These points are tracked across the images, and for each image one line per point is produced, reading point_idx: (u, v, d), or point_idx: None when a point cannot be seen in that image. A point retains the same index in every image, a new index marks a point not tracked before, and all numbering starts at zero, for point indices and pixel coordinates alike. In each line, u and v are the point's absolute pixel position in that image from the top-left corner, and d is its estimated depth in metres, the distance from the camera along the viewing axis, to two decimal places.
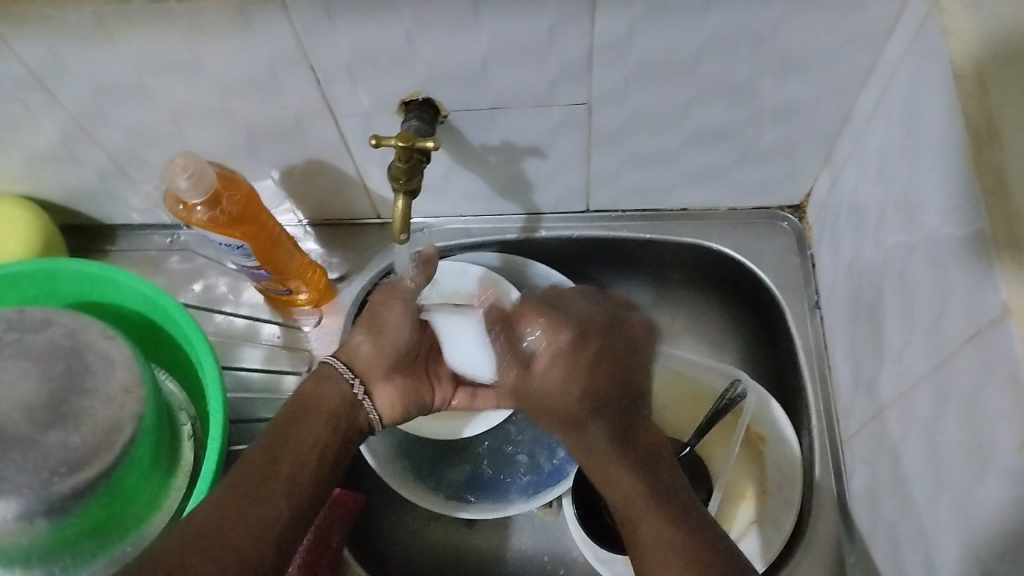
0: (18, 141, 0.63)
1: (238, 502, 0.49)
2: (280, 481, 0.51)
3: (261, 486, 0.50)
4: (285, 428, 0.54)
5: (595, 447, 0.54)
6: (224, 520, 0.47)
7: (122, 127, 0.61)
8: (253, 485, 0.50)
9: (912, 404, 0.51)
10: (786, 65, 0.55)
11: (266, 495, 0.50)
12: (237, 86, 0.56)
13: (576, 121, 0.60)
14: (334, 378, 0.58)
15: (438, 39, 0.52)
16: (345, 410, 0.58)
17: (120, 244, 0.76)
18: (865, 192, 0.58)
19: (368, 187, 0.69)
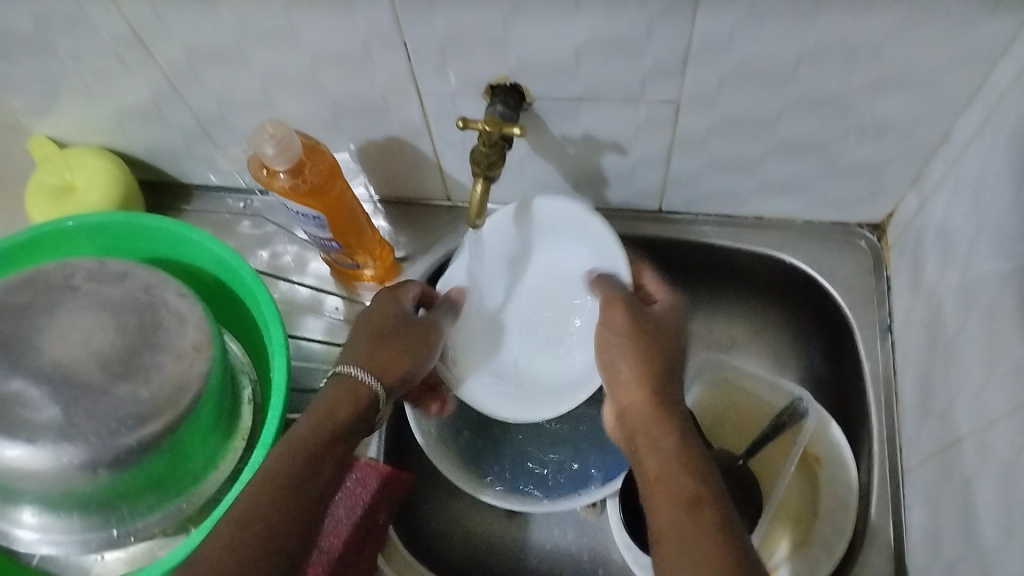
0: (111, 95, 0.64)
1: (268, 495, 0.47)
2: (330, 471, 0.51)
3: (296, 493, 0.48)
4: (322, 420, 0.53)
5: (640, 411, 0.54)
6: (251, 510, 0.46)
7: (211, 89, 0.62)
8: (286, 484, 0.48)
9: (990, 441, 0.49)
10: (887, 79, 0.53)
11: (296, 505, 0.48)
12: (328, 57, 0.56)
13: (662, 119, 0.59)
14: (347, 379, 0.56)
15: (533, 25, 0.51)
16: (369, 406, 0.56)
17: (196, 205, 0.77)
18: (957, 217, 0.56)
19: (443, 169, 0.69)
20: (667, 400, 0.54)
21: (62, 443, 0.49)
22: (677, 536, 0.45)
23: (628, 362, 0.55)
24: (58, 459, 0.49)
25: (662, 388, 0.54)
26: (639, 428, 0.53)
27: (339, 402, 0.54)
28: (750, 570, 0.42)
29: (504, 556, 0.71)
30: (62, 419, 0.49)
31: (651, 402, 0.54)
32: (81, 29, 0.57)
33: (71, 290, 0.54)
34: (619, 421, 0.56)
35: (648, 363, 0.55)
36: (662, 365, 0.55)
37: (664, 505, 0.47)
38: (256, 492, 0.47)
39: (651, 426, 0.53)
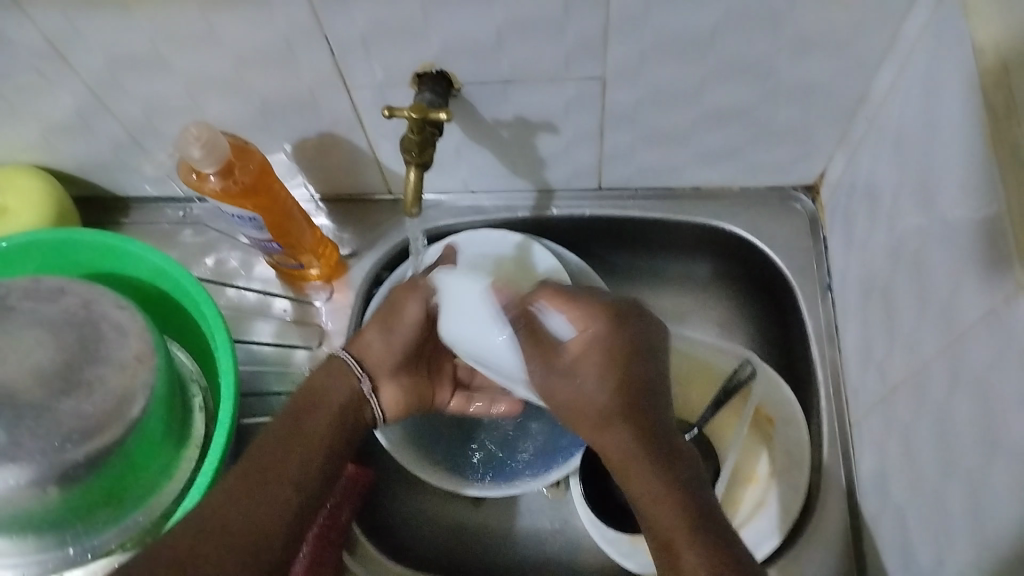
0: (34, 111, 0.63)
1: (247, 496, 0.50)
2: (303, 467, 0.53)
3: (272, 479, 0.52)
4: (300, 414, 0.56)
5: (582, 415, 0.52)
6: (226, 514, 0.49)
7: (137, 98, 0.61)
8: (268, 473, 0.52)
9: (924, 386, 0.50)
10: (803, 41, 0.54)
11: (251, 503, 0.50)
12: (251, 57, 0.56)
13: (590, 97, 0.60)
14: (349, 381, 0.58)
15: (451, 11, 0.51)
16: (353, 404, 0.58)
17: (134, 217, 0.76)
18: (881, 172, 0.58)
19: (381, 163, 0.69)
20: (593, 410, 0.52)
21: (7, 465, 0.48)
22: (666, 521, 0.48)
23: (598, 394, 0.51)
24: (5, 482, 0.49)
25: (634, 417, 0.51)
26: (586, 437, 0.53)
27: (332, 395, 0.58)
28: None
29: (474, 541, 0.71)
30: (6, 439, 0.49)
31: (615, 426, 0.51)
32: None
33: (7, 310, 0.53)
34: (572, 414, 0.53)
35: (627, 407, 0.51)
36: (636, 389, 0.51)
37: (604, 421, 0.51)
38: (230, 496, 0.50)
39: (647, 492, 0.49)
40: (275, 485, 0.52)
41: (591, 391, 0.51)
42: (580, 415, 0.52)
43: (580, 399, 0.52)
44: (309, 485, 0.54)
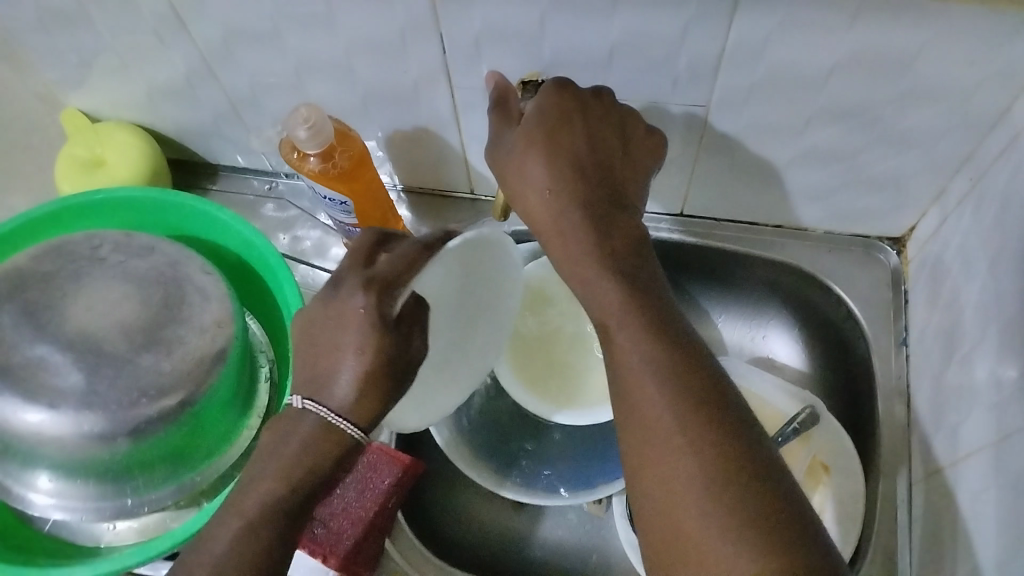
0: (144, 72, 0.65)
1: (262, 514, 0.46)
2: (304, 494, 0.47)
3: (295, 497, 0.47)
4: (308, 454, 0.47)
5: (558, 214, 0.51)
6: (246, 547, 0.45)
7: (245, 71, 0.62)
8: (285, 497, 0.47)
9: (1002, 457, 0.49)
10: (915, 94, 0.53)
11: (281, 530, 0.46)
12: (363, 45, 0.57)
13: (690, 121, 0.59)
14: (338, 441, 0.47)
15: (567, 23, 0.52)
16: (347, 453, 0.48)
17: (221, 185, 0.78)
18: (980, 235, 0.56)
19: (469, 162, 0.69)
20: (568, 205, 0.50)
21: (83, 410, 0.50)
22: (610, 315, 0.48)
23: (553, 191, 0.51)
24: (80, 427, 0.50)
25: (583, 195, 0.50)
26: (547, 230, 0.51)
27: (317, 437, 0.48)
28: (738, 458, 0.41)
29: (507, 545, 0.71)
30: (85, 387, 0.50)
31: (592, 231, 0.50)
32: (121, 5, 0.57)
33: (98, 261, 0.55)
34: (543, 229, 0.52)
35: (579, 180, 0.51)
36: (577, 178, 0.51)
37: (546, 200, 0.51)
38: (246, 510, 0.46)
39: (608, 273, 0.49)
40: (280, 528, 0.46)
41: (539, 195, 0.51)
42: (542, 225, 0.52)
43: (537, 205, 0.51)
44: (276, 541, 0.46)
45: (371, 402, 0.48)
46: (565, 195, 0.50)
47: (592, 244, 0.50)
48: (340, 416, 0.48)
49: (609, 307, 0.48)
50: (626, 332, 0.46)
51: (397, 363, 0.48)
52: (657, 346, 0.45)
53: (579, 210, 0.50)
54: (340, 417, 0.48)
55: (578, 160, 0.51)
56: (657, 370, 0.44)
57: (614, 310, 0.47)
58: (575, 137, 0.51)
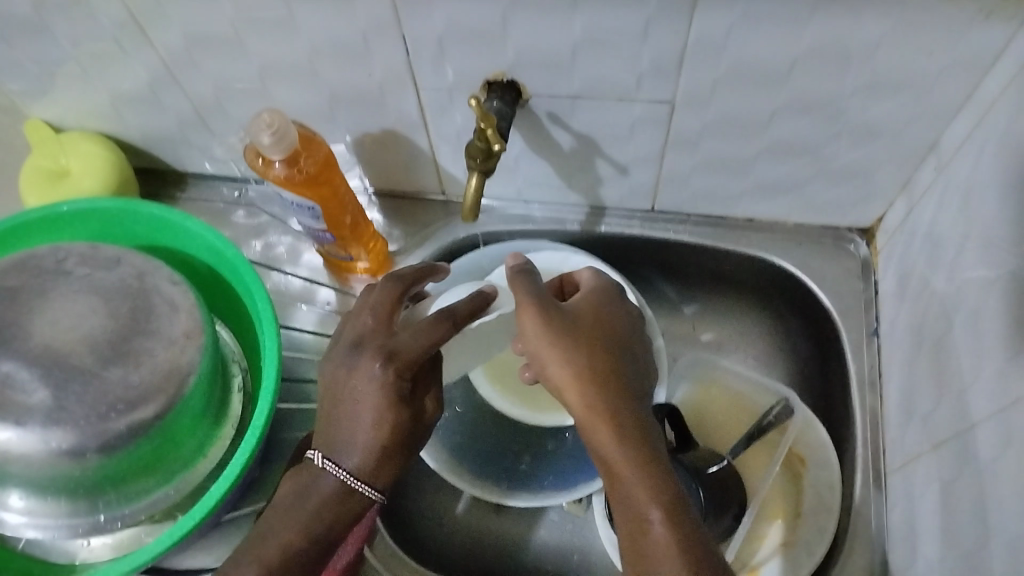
0: (106, 80, 0.64)
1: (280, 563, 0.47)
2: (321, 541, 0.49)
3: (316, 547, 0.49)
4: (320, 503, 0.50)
5: (573, 381, 0.50)
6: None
7: (209, 78, 0.62)
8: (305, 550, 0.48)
9: (971, 443, 0.49)
10: (877, 85, 0.54)
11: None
12: (327, 49, 0.56)
13: (657, 118, 0.59)
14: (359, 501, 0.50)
15: (530, 22, 0.52)
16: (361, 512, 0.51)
17: (189, 193, 0.77)
18: (945, 223, 0.57)
19: (439, 165, 0.69)
20: (585, 364, 0.50)
21: (51, 427, 0.49)
22: (621, 468, 0.47)
23: (570, 356, 0.50)
24: (48, 444, 0.49)
25: (597, 361, 0.50)
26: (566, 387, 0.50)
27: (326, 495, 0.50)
28: None
29: (489, 547, 0.71)
30: (52, 402, 0.50)
31: (609, 395, 0.49)
32: (79, 13, 0.57)
33: (63, 275, 0.54)
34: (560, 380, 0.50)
35: (589, 344, 0.51)
36: (593, 348, 0.51)
37: (564, 357, 0.50)
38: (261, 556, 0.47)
39: (621, 428, 0.48)
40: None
41: (555, 353, 0.51)
42: (565, 385, 0.50)
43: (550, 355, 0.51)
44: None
45: (388, 468, 0.52)
46: (586, 354, 0.50)
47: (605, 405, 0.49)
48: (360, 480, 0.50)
49: (618, 462, 0.47)
50: (629, 475, 0.47)
51: (406, 426, 0.51)
52: (661, 494, 0.46)
53: (598, 366, 0.50)
54: (361, 482, 0.50)
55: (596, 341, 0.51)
56: (664, 499, 0.46)
57: (620, 455, 0.47)
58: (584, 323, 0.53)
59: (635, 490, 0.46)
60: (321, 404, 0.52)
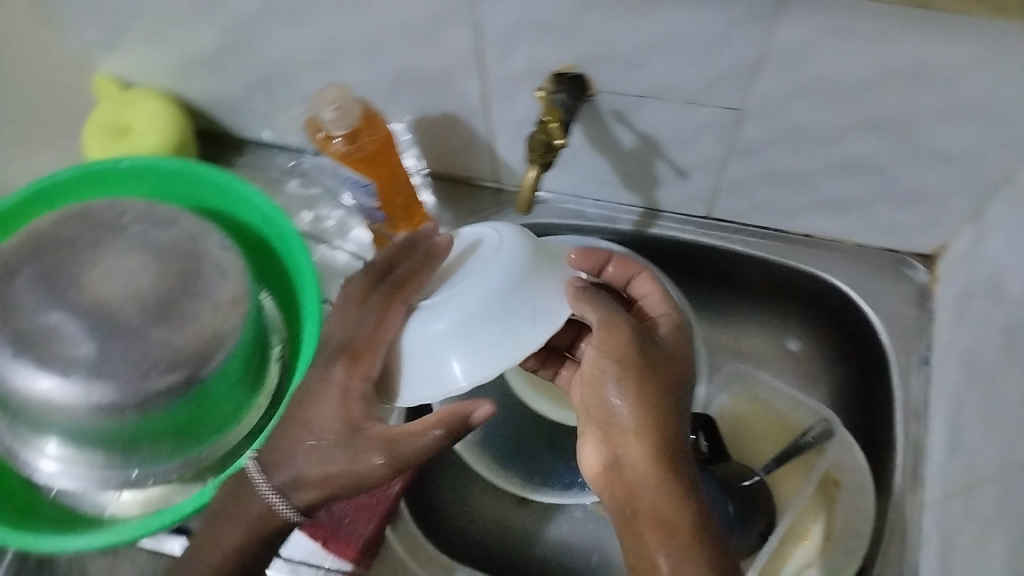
0: (175, 41, 0.64)
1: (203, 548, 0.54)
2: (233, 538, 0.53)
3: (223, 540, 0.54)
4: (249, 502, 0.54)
5: (639, 418, 0.48)
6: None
7: (276, 47, 0.62)
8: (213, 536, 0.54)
9: (1017, 489, 0.48)
10: (956, 110, 0.52)
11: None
12: (396, 28, 0.56)
13: (722, 124, 0.58)
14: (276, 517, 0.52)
15: (604, 16, 0.51)
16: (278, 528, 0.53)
17: (245, 159, 0.78)
18: (1012, 259, 0.55)
19: (495, 153, 0.68)
20: (655, 401, 0.48)
21: (93, 380, 0.50)
22: (662, 518, 0.47)
23: (637, 391, 0.48)
24: (87, 398, 0.50)
25: (666, 400, 0.48)
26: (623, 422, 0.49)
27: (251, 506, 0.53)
28: None
29: (508, 539, 0.71)
30: (96, 355, 0.50)
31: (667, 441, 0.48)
32: None
33: (117, 230, 0.55)
34: (615, 413, 0.49)
35: (663, 381, 0.49)
36: (663, 382, 0.49)
37: (632, 389, 0.48)
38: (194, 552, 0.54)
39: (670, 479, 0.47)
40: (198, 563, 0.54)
41: (618, 384, 0.49)
42: (614, 423, 0.49)
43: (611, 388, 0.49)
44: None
45: (314, 486, 0.51)
46: (660, 392, 0.48)
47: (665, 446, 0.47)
48: (280, 492, 0.52)
49: (664, 509, 0.47)
50: (667, 529, 0.46)
51: (344, 459, 0.50)
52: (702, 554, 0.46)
53: (667, 410, 0.48)
54: (277, 497, 0.52)
55: (667, 376, 0.49)
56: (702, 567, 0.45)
57: (669, 510, 0.47)
58: (668, 357, 0.50)
59: (670, 541, 0.46)
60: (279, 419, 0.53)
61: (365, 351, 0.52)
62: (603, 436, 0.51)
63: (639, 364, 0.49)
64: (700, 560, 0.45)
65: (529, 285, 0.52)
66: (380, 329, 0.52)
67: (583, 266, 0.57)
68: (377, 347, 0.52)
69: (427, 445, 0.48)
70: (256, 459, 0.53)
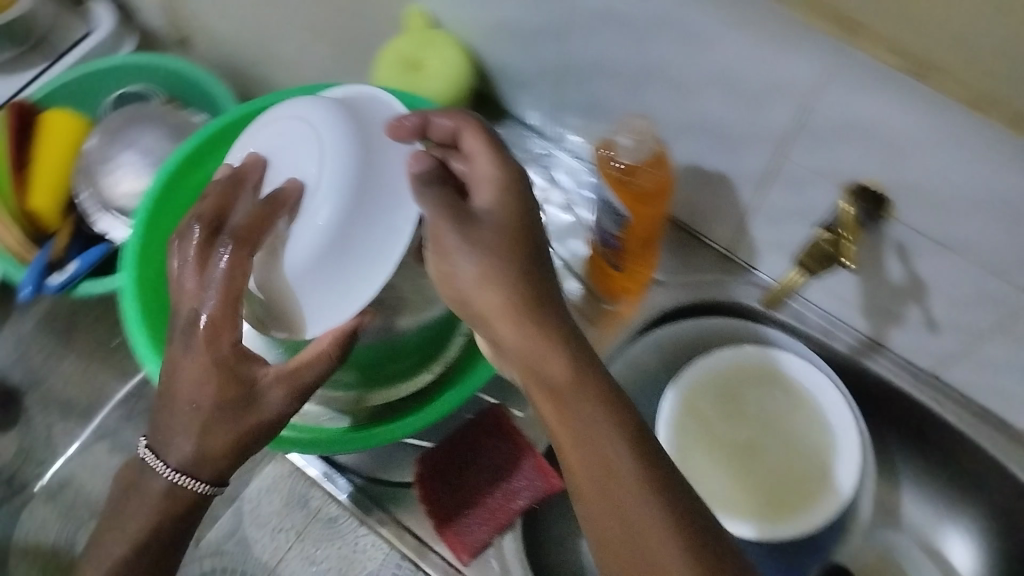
0: (497, 7, 0.65)
1: (128, 508, 0.58)
2: (148, 506, 0.57)
3: (135, 505, 0.57)
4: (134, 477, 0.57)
5: (563, 402, 0.45)
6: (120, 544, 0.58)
7: (592, 50, 0.61)
8: (131, 498, 0.58)
9: None
10: None
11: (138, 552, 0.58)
12: (725, 81, 0.55)
13: (1009, 303, 0.54)
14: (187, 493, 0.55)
15: (947, 157, 0.47)
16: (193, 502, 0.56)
17: (500, 130, 0.78)
18: None
19: (746, 226, 0.66)
20: (552, 381, 0.46)
21: None
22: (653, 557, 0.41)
23: (561, 371, 0.46)
24: None
25: (588, 394, 0.45)
26: (573, 438, 0.44)
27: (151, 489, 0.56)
28: None
29: None
30: None
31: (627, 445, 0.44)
32: None
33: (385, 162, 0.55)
34: (551, 414, 0.46)
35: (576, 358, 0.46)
36: (587, 375, 0.46)
37: (562, 391, 0.45)
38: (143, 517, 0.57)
39: (642, 513, 0.42)
40: (128, 519, 0.58)
41: (550, 372, 0.46)
42: (579, 449, 0.44)
43: (562, 413, 0.45)
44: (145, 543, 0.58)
45: (219, 460, 0.54)
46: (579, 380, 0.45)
47: (607, 454, 0.43)
48: (178, 471, 0.55)
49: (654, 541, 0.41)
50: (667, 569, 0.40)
51: (224, 412, 0.53)
52: None
53: (593, 391, 0.45)
54: (180, 471, 0.55)
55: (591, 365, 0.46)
56: None
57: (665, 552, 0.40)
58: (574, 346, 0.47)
59: None
60: (156, 398, 0.55)
61: (224, 321, 0.52)
62: (551, 414, 0.46)
63: (516, 243, 0.48)
64: (709, 551, 0.41)
65: (392, 186, 0.55)
66: (230, 277, 0.52)
67: (401, 136, 0.54)
68: (232, 310, 0.52)
69: (320, 357, 0.54)
70: (150, 446, 0.56)
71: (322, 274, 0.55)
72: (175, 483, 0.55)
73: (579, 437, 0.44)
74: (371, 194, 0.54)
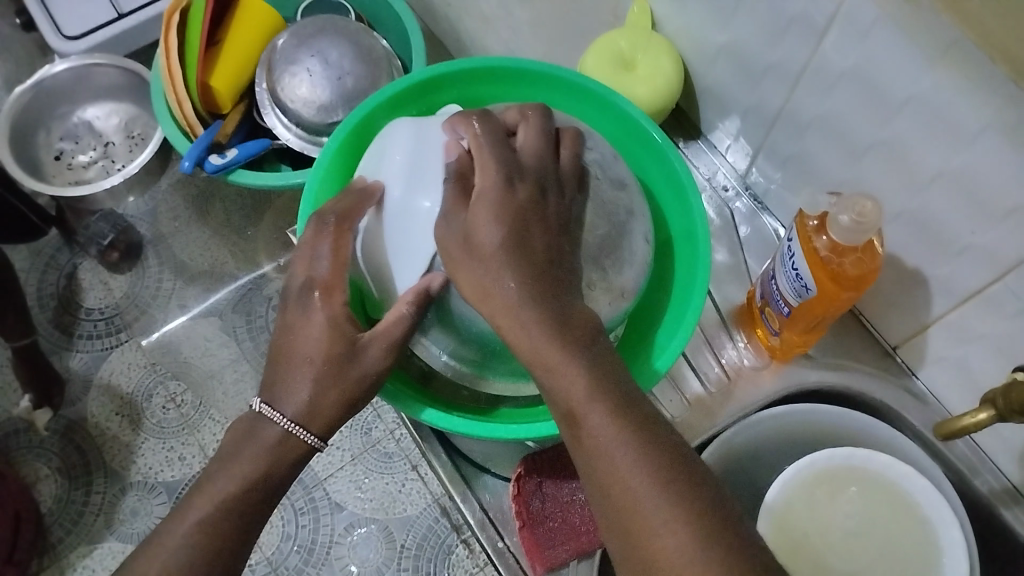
0: (732, 32, 0.61)
1: (228, 458, 0.54)
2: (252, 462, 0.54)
3: (237, 455, 0.54)
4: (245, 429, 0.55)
5: (605, 454, 0.43)
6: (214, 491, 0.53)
7: (823, 106, 0.57)
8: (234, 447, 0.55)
9: None
10: None
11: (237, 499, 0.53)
12: (965, 187, 0.50)
13: None
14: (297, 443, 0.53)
15: None
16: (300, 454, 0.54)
17: (686, 149, 0.74)
18: None
19: (925, 329, 0.61)
20: (597, 430, 0.43)
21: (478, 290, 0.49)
22: None
23: (604, 422, 0.43)
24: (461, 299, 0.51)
25: (643, 438, 0.43)
26: (620, 498, 0.42)
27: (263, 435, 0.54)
28: None
29: None
30: None
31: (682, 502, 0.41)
32: None
33: None
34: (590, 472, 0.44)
35: (619, 408, 0.44)
36: (632, 421, 0.43)
37: (602, 441, 0.43)
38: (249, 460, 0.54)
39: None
40: (230, 466, 0.54)
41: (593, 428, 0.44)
42: (624, 509, 0.42)
43: (604, 468, 0.43)
44: (245, 494, 0.54)
45: (326, 413, 0.53)
46: (623, 424, 0.43)
47: (658, 512, 0.41)
48: (293, 422, 0.53)
49: None
50: None
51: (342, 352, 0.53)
52: None
53: (634, 448, 0.42)
54: (294, 424, 0.53)
55: (637, 418, 0.44)
56: None
57: None
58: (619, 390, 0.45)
59: None
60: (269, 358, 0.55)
61: (334, 282, 0.55)
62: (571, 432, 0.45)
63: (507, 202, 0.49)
64: None
65: (422, 162, 0.55)
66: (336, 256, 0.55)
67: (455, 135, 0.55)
68: (342, 273, 0.55)
69: (399, 321, 0.54)
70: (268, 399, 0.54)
71: (390, 257, 0.56)
72: (289, 433, 0.53)
73: (621, 497, 0.42)
74: (420, 183, 0.55)
